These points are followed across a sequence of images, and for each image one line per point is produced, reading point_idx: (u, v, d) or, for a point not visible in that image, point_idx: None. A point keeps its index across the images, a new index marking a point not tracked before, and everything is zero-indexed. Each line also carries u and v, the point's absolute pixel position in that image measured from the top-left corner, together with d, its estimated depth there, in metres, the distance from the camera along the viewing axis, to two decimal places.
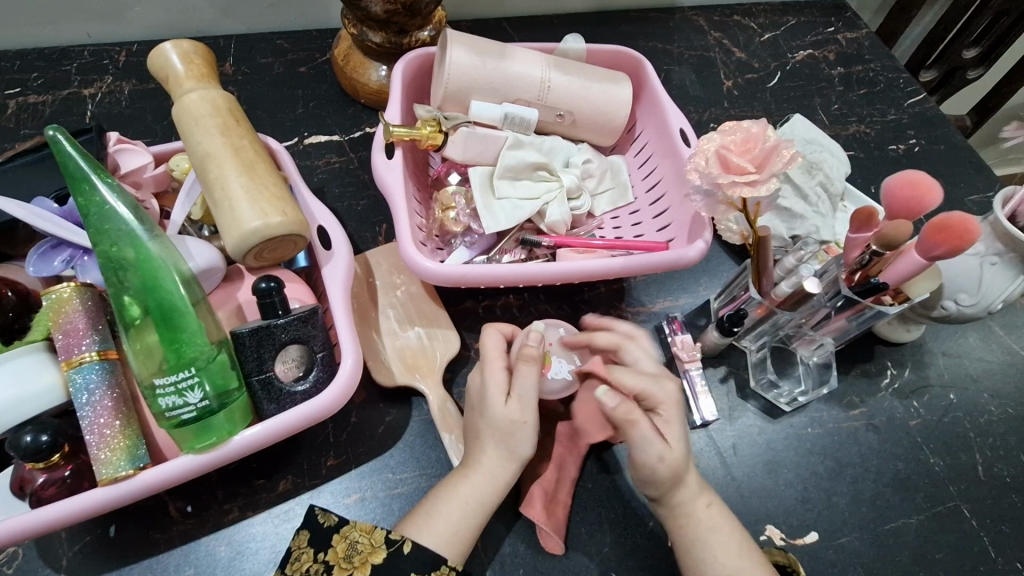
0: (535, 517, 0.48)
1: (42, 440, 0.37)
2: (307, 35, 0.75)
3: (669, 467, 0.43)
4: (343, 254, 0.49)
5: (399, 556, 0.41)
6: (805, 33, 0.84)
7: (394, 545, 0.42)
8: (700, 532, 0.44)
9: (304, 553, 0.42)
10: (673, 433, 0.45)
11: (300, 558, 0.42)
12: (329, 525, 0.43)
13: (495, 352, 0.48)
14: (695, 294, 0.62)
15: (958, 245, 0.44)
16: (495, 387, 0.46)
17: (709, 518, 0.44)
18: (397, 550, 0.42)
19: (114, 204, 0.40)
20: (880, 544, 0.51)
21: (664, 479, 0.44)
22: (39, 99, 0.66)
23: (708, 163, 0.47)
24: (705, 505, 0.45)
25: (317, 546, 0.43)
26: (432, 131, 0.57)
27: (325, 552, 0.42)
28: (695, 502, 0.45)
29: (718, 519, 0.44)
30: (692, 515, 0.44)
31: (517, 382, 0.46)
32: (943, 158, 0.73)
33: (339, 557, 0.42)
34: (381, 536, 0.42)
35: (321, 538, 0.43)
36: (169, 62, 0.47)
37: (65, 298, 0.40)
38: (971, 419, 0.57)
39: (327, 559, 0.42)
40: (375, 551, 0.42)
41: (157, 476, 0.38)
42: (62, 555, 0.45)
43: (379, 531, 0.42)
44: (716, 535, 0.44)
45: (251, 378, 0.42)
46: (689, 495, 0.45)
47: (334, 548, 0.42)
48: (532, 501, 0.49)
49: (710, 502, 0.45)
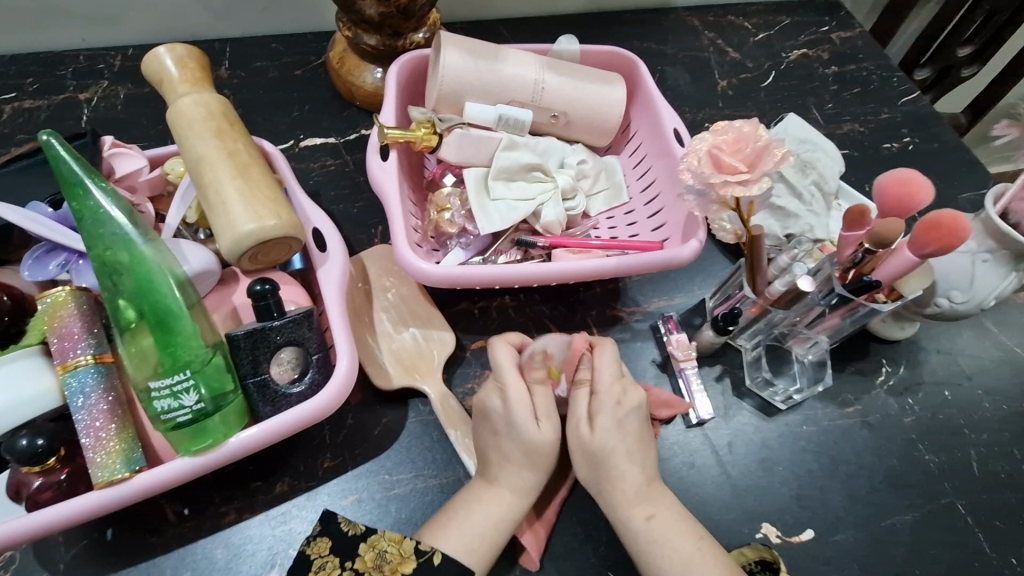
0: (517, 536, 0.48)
1: (38, 443, 0.37)
2: (303, 39, 0.75)
3: (585, 445, 0.47)
4: (338, 258, 0.49)
5: (428, 567, 0.43)
6: (798, 32, 0.85)
7: (423, 556, 0.43)
8: (642, 542, 0.45)
9: (329, 561, 0.43)
10: (602, 421, 0.47)
11: (325, 566, 0.43)
12: (354, 534, 0.44)
13: (509, 368, 0.48)
14: (689, 294, 0.62)
15: (949, 243, 0.44)
16: (523, 414, 0.46)
17: (648, 529, 0.45)
18: (427, 561, 0.43)
19: (107, 208, 0.40)
20: (875, 541, 0.51)
21: (585, 461, 0.48)
22: (34, 104, 0.66)
23: (700, 163, 0.47)
24: (642, 517, 0.45)
25: (342, 555, 0.43)
26: (427, 133, 0.57)
27: (353, 560, 0.43)
28: (633, 511, 0.45)
29: (657, 532, 0.45)
30: (631, 525, 0.45)
31: (540, 404, 0.48)
32: (937, 156, 0.73)
33: (369, 566, 0.43)
34: (410, 547, 0.43)
35: (344, 546, 0.44)
36: (164, 67, 0.47)
37: (60, 302, 0.40)
38: (965, 415, 0.57)
39: (356, 567, 0.43)
40: (404, 561, 0.43)
41: (153, 479, 0.39)
42: (59, 558, 0.45)
43: (408, 542, 0.44)
44: (659, 545, 0.44)
45: (247, 380, 0.42)
46: (626, 500, 0.46)
47: (362, 557, 0.43)
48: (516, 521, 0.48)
49: (652, 514, 0.45)
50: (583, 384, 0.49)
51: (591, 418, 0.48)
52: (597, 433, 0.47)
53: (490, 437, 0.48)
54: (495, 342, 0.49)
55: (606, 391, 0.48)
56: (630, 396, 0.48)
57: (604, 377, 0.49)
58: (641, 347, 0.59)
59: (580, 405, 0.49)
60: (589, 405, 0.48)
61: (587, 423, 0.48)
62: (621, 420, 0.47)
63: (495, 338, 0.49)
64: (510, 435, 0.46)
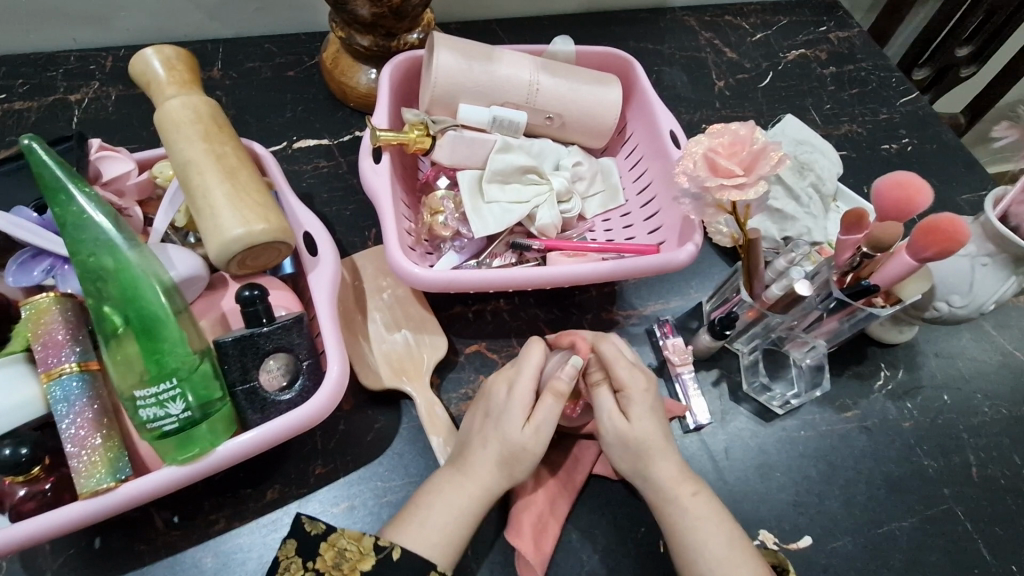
0: (524, 546, 0.46)
1: (21, 453, 0.36)
2: (296, 39, 0.74)
3: (622, 436, 0.47)
4: (329, 260, 0.48)
5: (388, 563, 0.42)
6: (797, 32, 0.84)
7: (383, 552, 0.42)
8: (688, 519, 0.44)
9: (293, 562, 0.42)
10: (636, 411, 0.47)
11: (289, 568, 0.42)
12: (316, 533, 0.43)
13: (532, 365, 0.48)
14: (686, 297, 0.62)
15: (948, 247, 0.43)
16: (517, 406, 0.47)
17: (696, 505, 0.45)
18: (386, 557, 0.42)
19: (92, 214, 0.40)
20: (874, 548, 0.51)
21: (625, 453, 0.47)
22: (24, 106, 0.65)
23: (696, 166, 0.46)
24: (689, 493, 0.45)
25: (305, 555, 0.42)
26: (420, 134, 0.56)
27: (313, 560, 0.42)
28: (679, 489, 0.46)
29: (702, 508, 0.45)
30: (677, 503, 0.45)
31: (542, 414, 0.46)
32: (936, 158, 0.73)
33: (328, 566, 0.42)
34: (369, 543, 0.43)
35: (309, 547, 0.43)
36: (151, 69, 0.46)
37: (43, 308, 0.40)
38: (964, 419, 0.57)
39: (316, 567, 0.42)
40: (364, 558, 0.42)
41: (139, 489, 0.38)
42: (46, 568, 0.45)
43: (367, 538, 0.43)
44: (703, 523, 0.44)
45: (236, 388, 0.42)
46: (671, 479, 0.46)
47: (323, 556, 0.42)
48: (520, 530, 0.46)
49: (696, 491, 0.46)
50: (601, 384, 0.49)
51: (623, 411, 0.48)
52: (635, 423, 0.47)
53: (480, 422, 0.48)
54: (529, 346, 0.49)
55: (632, 384, 0.48)
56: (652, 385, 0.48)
57: (618, 368, 0.48)
58: (637, 352, 0.59)
59: (606, 402, 0.48)
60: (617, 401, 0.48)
61: (620, 415, 0.47)
62: (647, 409, 0.48)
63: (534, 337, 0.50)
64: (498, 424, 0.47)
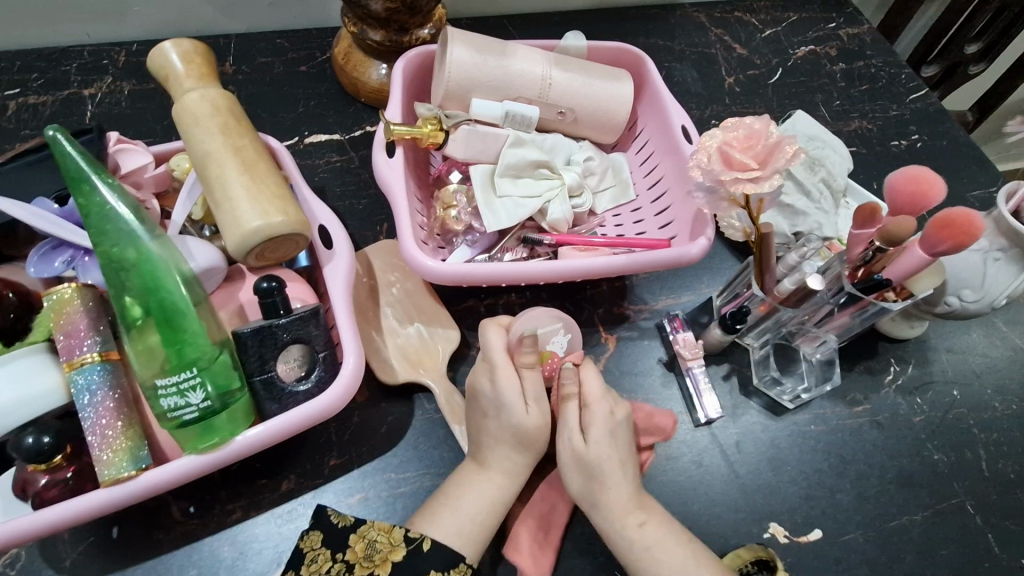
0: (522, 561, 0.46)
1: (44, 441, 0.37)
2: (307, 34, 0.74)
3: (579, 457, 0.46)
4: (344, 255, 0.49)
5: (418, 554, 0.42)
6: (807, 28, 0.84)
7: (412, 543, 0.43)
8: (636, 550, 0.44)
9: (320, 553, 0.43)
10: (596, 431, 0.47)
11: (317, 560, 0.42)
12: (344, 525, 0.44)
13: (499, 351, 0.48)
14: (697, 292, 0.62)
15: (962, 241, 0.43)
16: (513, 396, 0.47)
17: (643, 536, 0.44)
18: (417, 548, 0.42)
19: (114, 205, 0.40)
20: (884, 541, 0.51)
21: (579, 473, 0.46)
22: (39, 100, 0.66)
23: (710, 160, 0.47)
24: (636, 524, 0.45)
25: (333, 547, 0.43)
26: (434, 129, 0.56)
27: (344, 552, 0.43)
28: (626, 519, 0.45)
29: (650, 540, 0.44)
30: (623, 535, 0.45)
31: (529, 387, 0.48)
32: (946, 154, 0.73)
33: (359, 557, 0.42)
34: (399, 534, 0.43)
35: (335, 539, 0.43)
36: (169, 62, 0.47)
37: (66, 299, 0.40)
38: (975, 414, 0.57)
39: (347, 558, 0.42)
40: (394, 549, 0.42)
41: (160, 477, 0.38)
42: (65, 556, 0.45)
43: (397, 529, 0.43)
44: (651, 554, 0.44)
45: (254, 378, 0.42)
46: (619, 509, 0.45)
47: (353, 548, 0.43)
48: (518, 546, 0.47)
49: (645, 521, 0.45)
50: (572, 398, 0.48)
51: (583, 430, 0.47)
52: (591, 445, 0.46)
53: (479, 419, 0.48)
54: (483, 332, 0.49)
55: (597, 401, 0.48)
56: (621, 409, 0.48)
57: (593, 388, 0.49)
58: (647, 347, 0.59)
59: (571, 420, 0.47)
60: (580, 417, 0.48)
61: (581, 434, 0.47)
62: (606, 432, 0.47)
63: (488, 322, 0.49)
64: (501, 419, 0.47)
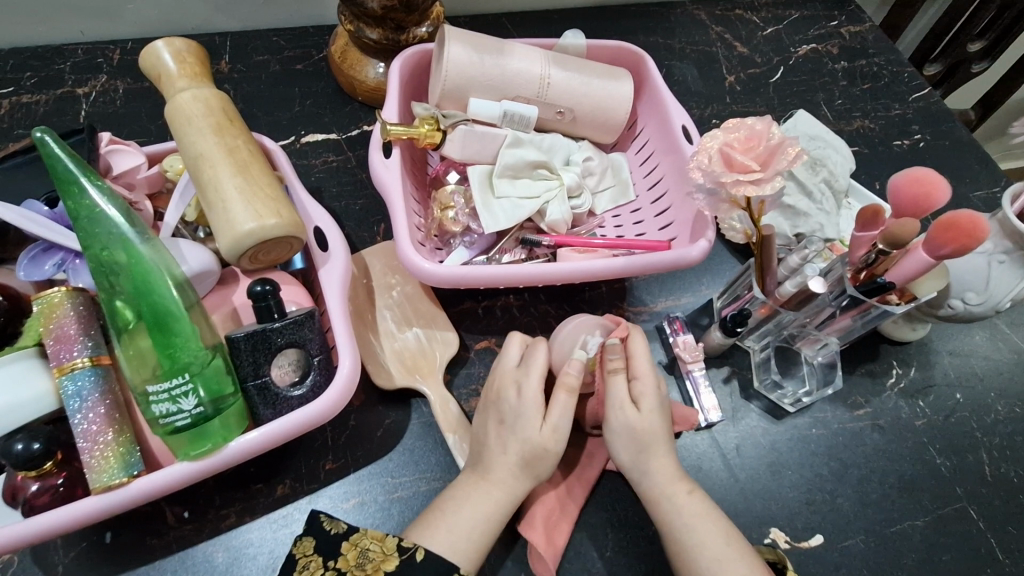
0: (536, 538, 0.46)
1: (34, 447, 0.36)
2: (304, 33, 0.74)
3: (632, 428, 0.46)
4: (340, 256, 0.48)
5: (411, 563, 0.41)
6: (808, 26, 0.83)
7: (406, 553, 0.42)
8: (684, 517, 0.44)
9: (312, 561, 0.42)
10: (647, 402, 0.47)
11: (309, 566, 0.42)
12: (336, 532, 0.43)
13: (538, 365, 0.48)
14: (697, 294, 0.62)
15: (966, 244, 0.43)
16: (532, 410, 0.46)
17: (693, 502, 0.45)
18: (410, 557, 0.41)
19: (104, 207, 0.40)
20: (886, 547, 0.50)
21: (629, 444, 0.46)
22: (33, 98, 0.65)
23: (711, 162, 0.46)
24: (687, 491, 0.46)
25: (325, 554, 0.42)
26: (431, 129, 0.55)
27: (335, 560, 0.42)
28: (675, 487, 0.46)
29: (700, 507, 0.45)
30: (674, 502, 0.45)
31: (558, 411, 0.46)
32: (948, 154, 0.72)
33: (351, 565, 0.41)
34: (392, 544, 0.42)
35: (327, 545, 0.43)
36: (161, 61, 0.46)
37: (54, 303, 0.40)
38: (977, 418, 0.56)
39: (338, 566, 0.41)
40: (387, 559, 0.42)
41: (152, 483, 0.38)
42: (57, 561, 0.45)
43: (391, 538, 0.42)
44: (699, 521, 0.44)
45: (247, 383, 0.41)
46: (669, 477, 0.46)
47: (345, 556, 0.42)
48: (532, 521, 0.46)
49: (692, 489, 0.46)
50: (619, 370, 0.47)
51: (634, 402, 0.47)
52: (646, 415, 0.47)
53: (494, 428, 0.48)
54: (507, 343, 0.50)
55: (645, 376, 0.48)
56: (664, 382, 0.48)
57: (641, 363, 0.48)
58: (647, 349, 0.58)
59: (620, 391, 0.47)
60: (628, 390, 0.47)
61: (632, 406, 0.47)
62: (658, 403, 0.47)
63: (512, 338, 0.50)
64: (515, 429, 0.46)
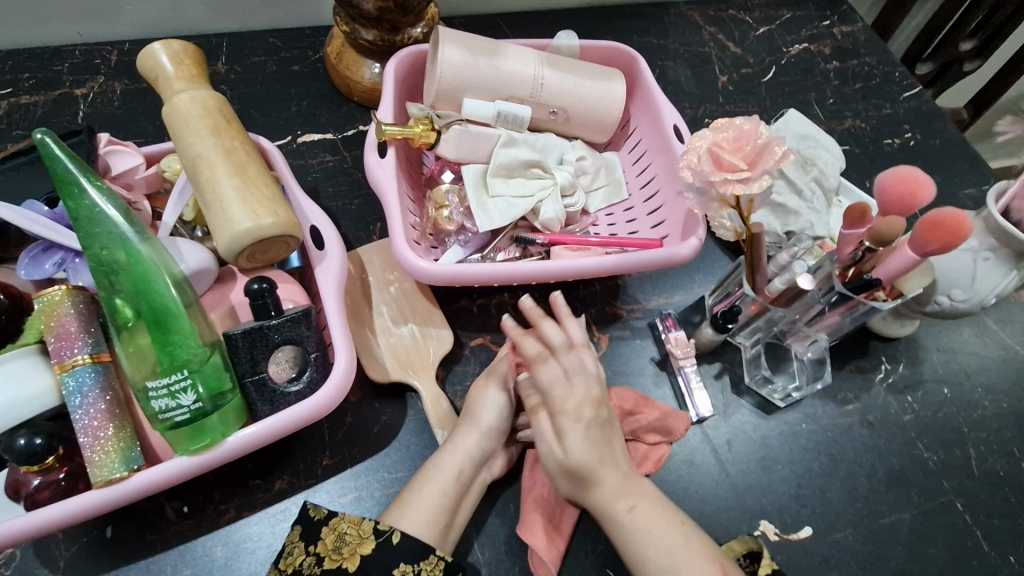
0: (539, 545, 0.46)
1: (36, 442, 0.37)
2: (300, 34, 0.74)
3: (561, 465, 0.45)
4: (336, 255, 0.49)
5: (387, 546, 0.43)
6: (800, 26, 0.84)
7: (382, 536, 0.44)
8: (625, 535, 0.44)
9: (296, 547, 0.43)
10: (571, 437, 0.45)
11: (292, 553, 0.43)
12: (319, 518, 0.44)
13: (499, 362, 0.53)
14: (689, 291, 0.62)
15: (950, 242, 0.44)
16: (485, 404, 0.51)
17: (632, 522, 0.44)
18: (386, 540, 0.43)
19: (103, 207, 0.40)
20: (874, 539, 0.51)
21: (567, 479, 0.46)
22: (31, 100, 0.65)
23: (700, 161, 0.47)
24: (625, 510, 0.45)
25: (307, 540, 0.43)
26: (425, 129, 0.56)
27: (315, 544, 0.43)
28: (615, 504, 0.45)
29: (641, 524, 0.44)
30: (615, 519, 0.45)
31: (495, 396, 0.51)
32: (939, 152, 0.73)
33: (329, 550, 0.43)
34: (369, 527, 0.44)
35: (310, 532, 0.44)
36: (159, 63, 0.47)
37: (56, 302, 0.40)
38: (964, 413, 0.57)
39: (317, 551, 0.43)
40: (364, 542, 0.43)
41: (152, 478, 0.39)
42: (59, 556, 0.45)
43: (367, 522, 0.44)
44: (644, 537, 0.44)
45: (245, 380, 0.42)
46: (607, 497, 0.45)
47: (324, 540, 0.43)
48: (534, 528, 0.47)
49: (634, 507, 0.45)
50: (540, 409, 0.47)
51: (559, 437, 0.46)
52: (570, 453, 0.45)
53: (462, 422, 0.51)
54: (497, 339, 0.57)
55: (567, 403, 0.45)
56: (596, 403, 0.46)
57: (556, 396, 0.46)
58: (640, 346, 0.59)
59: (544, 430, 0.46)
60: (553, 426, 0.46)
61: (559, 443, 0.46)
62: (583, 431, 0.45)
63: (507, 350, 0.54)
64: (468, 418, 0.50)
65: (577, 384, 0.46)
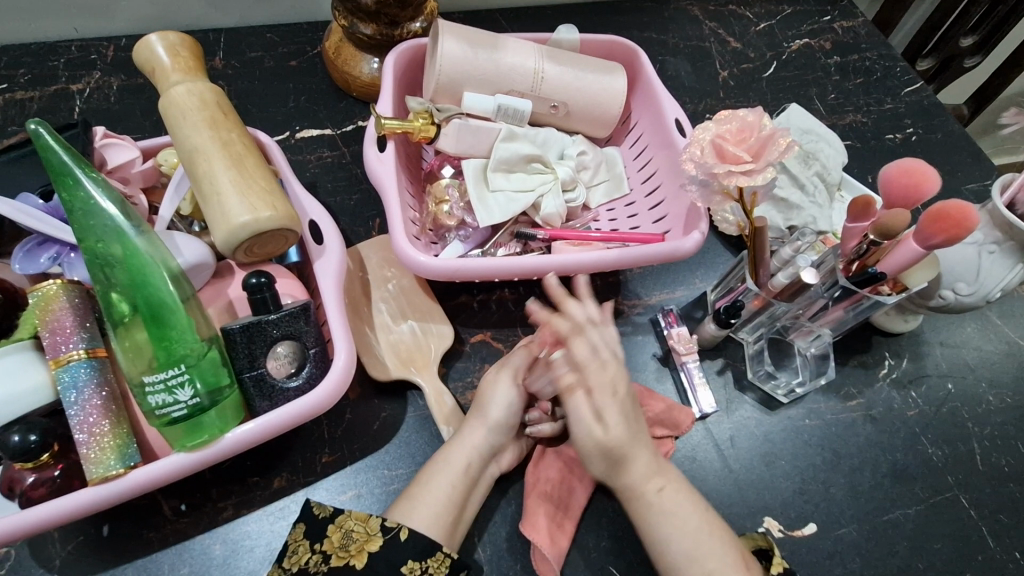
0: (540, 541, 0.46)
1: (30, 439, 0.37)
2: (298, 29, 0.74)
3: (600, 445, 0.45)
4: (335, 250, 0.48)
5: (396, 543, 0.42)
6: (801, 21, 0.83)
7: (390, 533, 0.43)
8: (652, 518, 0.44)
9: (301, 545, 0.43)
10: (610, 415, 0.45)
11: (298, 551, 0.42)
12: (324, 516, 0.44)
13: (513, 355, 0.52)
14: (691, 287, 0.62)
15: (956, 234, 0.43)
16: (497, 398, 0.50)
17: (660, 502, 0.45)
18: (394, 537, 0.43)
19: (99, 200, 0.40)
20: (878, 535, 0.51)
21: (602, 459, 0.46)
22: (26, 95, 0.65)
23: (703, 153, 0.47)
24: (655, 491, 0.45)
25: (313, 538, 0.43)
26: (424, 123, 0.56)
27: (321, 542, 0.43)
28: (645, 484, 0.45)
29: (670, 505, 0.44)
30: (644, 501, 0.45)
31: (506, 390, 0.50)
32: (940, 147, 0.73)
33: (335, 547, 0.42)
34: (376, 524, 0.43)
35: (316, 529, 0.43)
36: (155, 55, 0.46)
37: (51, 295, 0.40)
38: (969, 408, 0.57)
39: (324, 549, 0.42)
40: (371, 539, 0.42)
41: (147, 475, 0.38)
42: (55, 555, 0.45)
43: (374, 519, 0.43)
44: (671, 520, 0.44)
45: (244, 375, 0.42)
46: (637, 479, 0.45)
47: (330, 538, 0.43)
48: (537, 524, 0.47)
49: (663, 487, 0.45)
50: (574, 389, 0.46)
51: (597, 417, 0.45)
52: (610, 432, 0.45)
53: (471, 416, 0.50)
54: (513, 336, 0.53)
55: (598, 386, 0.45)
56: (626, 386, 0.46)
57: (591, 372, 0.45)
58: (642, 342, 0.59)
59: (581, 411, 0.45)
60: (590, 405, 0.45)
61: (597, 423, 0.45)
62: (619, 410, 0.45)
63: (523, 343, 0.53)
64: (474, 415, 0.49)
65: (610, 362, 0.46)
